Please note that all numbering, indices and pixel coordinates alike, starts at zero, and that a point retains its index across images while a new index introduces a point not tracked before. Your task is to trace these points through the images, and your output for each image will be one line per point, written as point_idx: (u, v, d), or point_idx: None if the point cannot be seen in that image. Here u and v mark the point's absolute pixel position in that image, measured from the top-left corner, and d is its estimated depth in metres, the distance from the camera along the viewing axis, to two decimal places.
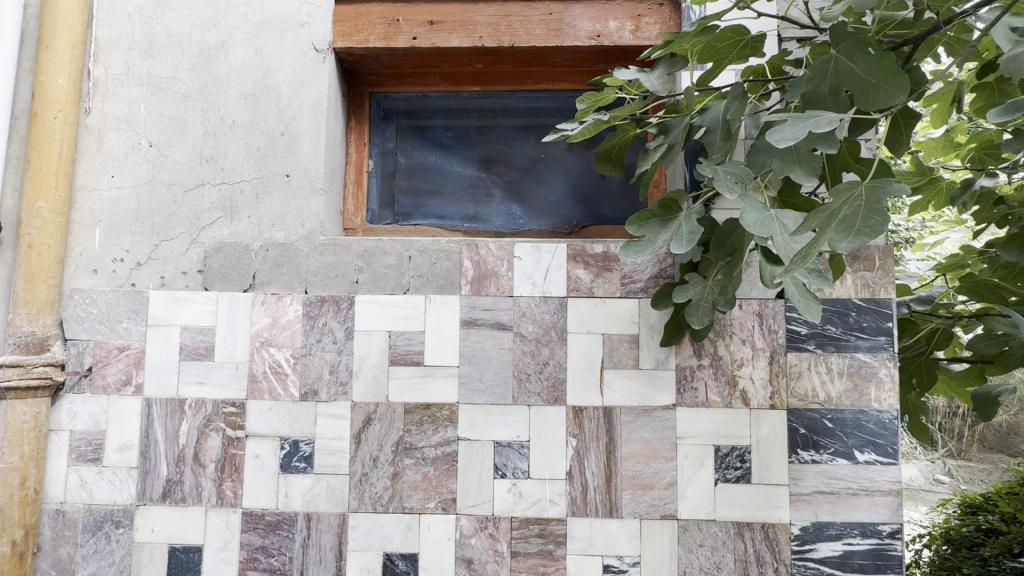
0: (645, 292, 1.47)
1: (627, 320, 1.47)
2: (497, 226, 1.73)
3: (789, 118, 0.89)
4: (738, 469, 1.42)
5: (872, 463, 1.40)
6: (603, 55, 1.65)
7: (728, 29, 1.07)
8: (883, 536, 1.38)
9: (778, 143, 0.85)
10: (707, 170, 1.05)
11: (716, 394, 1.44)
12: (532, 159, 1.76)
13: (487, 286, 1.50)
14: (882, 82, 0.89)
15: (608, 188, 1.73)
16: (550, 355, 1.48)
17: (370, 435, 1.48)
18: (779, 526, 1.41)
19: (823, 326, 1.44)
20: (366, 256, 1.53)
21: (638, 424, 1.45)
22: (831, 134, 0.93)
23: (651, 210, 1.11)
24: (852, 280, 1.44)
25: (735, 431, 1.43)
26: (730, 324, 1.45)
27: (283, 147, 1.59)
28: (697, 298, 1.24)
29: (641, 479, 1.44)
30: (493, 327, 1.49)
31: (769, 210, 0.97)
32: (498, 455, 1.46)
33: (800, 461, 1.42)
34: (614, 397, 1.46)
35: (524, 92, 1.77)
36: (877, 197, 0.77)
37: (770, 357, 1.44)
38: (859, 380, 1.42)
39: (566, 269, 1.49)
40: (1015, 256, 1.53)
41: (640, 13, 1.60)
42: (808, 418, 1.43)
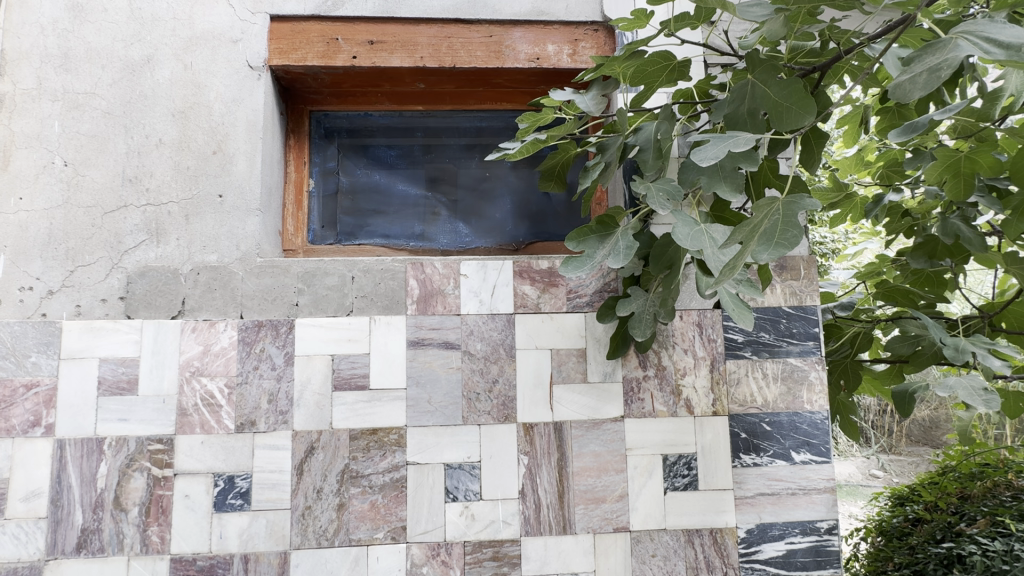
0: (591, 306, 1.50)
1: (574, 334, 1.49)
2: (443, 244, 1.73)
3: (712, 138, 0.93)
4: (685, 477, 1.46)
5: (808, 462, 1.47)
6: (543, 77, 1.70)
7: (656, 54, 1.12)
8: (821, 532, 1.45)
9: (701, 161, 0.89)
10: (640, 187, 1.09)
11: (662, 404, 1.48)
12: (477, 177, 1.77)
13: (433, 304, 1.48)
14: (792, 104, 0.96)
15: (552, 206, 1.76)
16: (499, 373, 1.47)
17: (313, 465, 1.41)
18: (726, 531, 1.45)
19: (757, 334, 1.52)
20: (307, 278, 1.48)
21: (589, 438, 1.46)
22: (752, 152, 0.99)
23: (589, 226, 1.14)
24: (781, 289, 1.52)
25: (681, 439, 1.47)
26: (673, 335, 1.50)
27: (215, 166, 1.52)
28: (640, 310, 1.28)
29: (593, 492, 1.44)
30: (440, 347, 1.47)
31: (699, 224, 1.01)
32: (449, 478, 1.43)
33: (743, 465, 1.47)
34: (564, 411, 1.46)
35: (468, 111, 1.79)
36: (792, 210, 0.82)
37: (710, 365, 1.50)
38: (792, 384, 1.50)
39: (512, 286, 1.49)
40: (922, 263, 1.70)
41: (577, 37, 1.65)
42: (747, 422, 1.49)
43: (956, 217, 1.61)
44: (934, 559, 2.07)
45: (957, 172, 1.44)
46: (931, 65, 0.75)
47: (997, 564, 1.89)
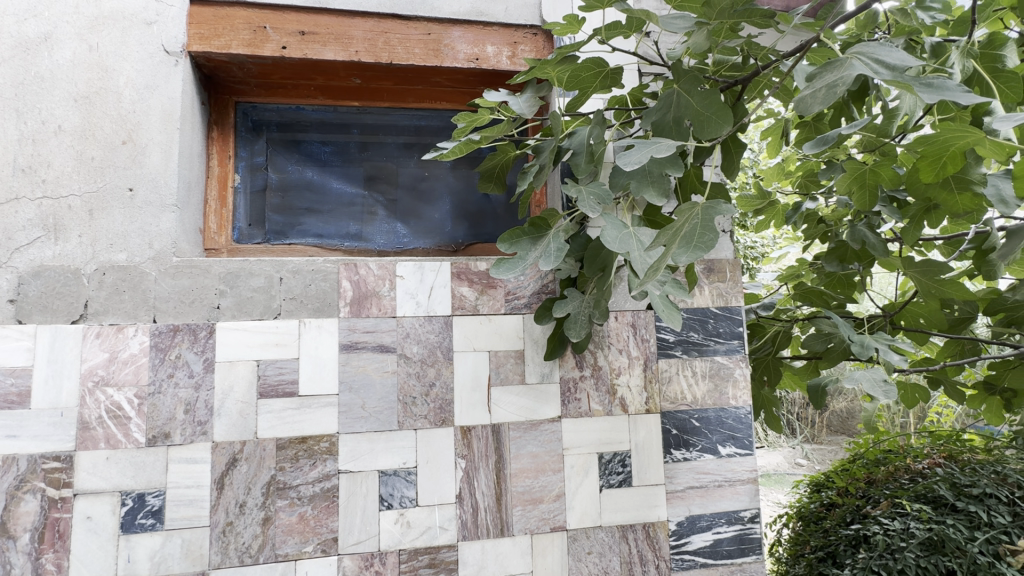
0: (529, 308, 1.51)
1: (512, 335, 1.49)
2: (380, 245, 1.69)
3: (636, 143, 0.95)
4: (620, 474, 1.49)
5: (733, 455, 1.55)
6: (482, 77, 1.69)
7: (588, 60, 1.13)
8: (744, 521, 1.54)
9: (626, 166, 0.90)
10: (572, 189, 1.11)
11: (598, 403, 1.51)
12: (416, 177, 1.74)
13: (367, 307, 1.44)
14: (712, 115, 1.00)
15: (492, 208, 1.76)
16: (436, 376, 1.44)
17: (235, 478, 1.33)
18: (658, 524, 1.49)
19: (687, 334, 1.58)
20: (230, 279, 1.39)
21: (527, 439, 1.46)
22: (677, 158, 1.03)
23: (522, 228, 1.13)
24: (709, 291, 1.60)
25: (616, 437, 1.50)
26: (608, 335, 1.53)
27: (125, 157, 1.40)
28: (575, 312, 1.30)
29: (531, 493, 1.44)
30: (375, 350, 1.43)
31: (628, 227, 1.03)
32: (383, 485, 1.38)
33: (674, 460, 1.53)
34: (501, 413, 1.46)
35: (406, 109, 1.76)
36: (710, 214, 0.83)
37: (643, 364, 1.54)
38: (718, 381, 1.58)
39: (450, 287, 1.47)
40: (834, 266, 1.84)
41: (516, 40, 1.66)
42: (678, 419, 1.55)
43: (863, 224, 1.74)
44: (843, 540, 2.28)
45: (864, 183, 1.57)
46: (829, 82, 0.79)
47: (895, 541, 2.07)
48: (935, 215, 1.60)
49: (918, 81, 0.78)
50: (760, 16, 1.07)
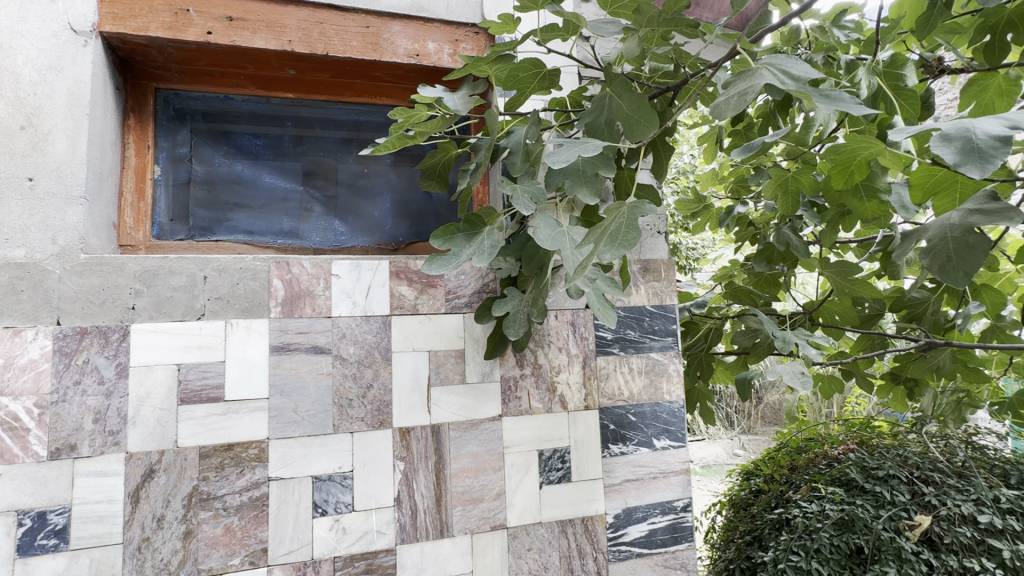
0: (470, 307, 1.51)
1: (452, 335, 1.48)
2: (316, 242, 1.63)
3: (564, 143, 0.97)
4: (559, 470, 1.52)
5: (667, 448, 1.63)
6: (423, 73, 1.67)
7: (525, 60, 1.13)
8: (677, 510, 1.61)
9: (554, 165, 0.91)
10: (507, 187, 1.11)
11: (538, 401, 1.53)
12: (355, 173, 1.69)
13: (300, 306, 1.38)
14: (641, 118, 1.01)
15: (434, 206, 1.75)
16: (373, 377, 1.41)
17: (152, 490, 1.24)
18: (596, 518, 1.53)
19: (624, 331, 1.64)
20: (146, 278, 1.29)
21: (466, 439, 1.45)
22: (609, 159, 1.05)
23: (457, 224, 1.11)
24: (645, 290, 1.66)
25: (556, 434, 1.53)
26: (548, 334, 1.55)
27: (23, 144, 1.27)
28: (515, 310, 1.31)
29: (471, 493, 1.44)
30: (309, 351, 1.37)
31: (562, 226, 1.04)
32: (317, 491, 1.34)
33: (611, 454, 1.58)
34: (441, 413, 1.45)
35: (344, 103, 1.72)
36: (635, 214, 0.85)
37: (583, 361, 1.58)
38: (653, 377, 1.65)
39: (388, 286, 1.44)
40: (762, 266, 1.96)
41: (458, 38, 1.65)
42: (615, 414, 1.60)
43: (788, 227, 1.86)
44: (768, 522, 2.66)
45: (787, 190, 1.68)
46: (740, 90, 0.81)
47: (812, 521, 2.43)
48: (848, 220, 1.72)
49: (818, 91, 0.83)
50: (687, 26, 1.10)
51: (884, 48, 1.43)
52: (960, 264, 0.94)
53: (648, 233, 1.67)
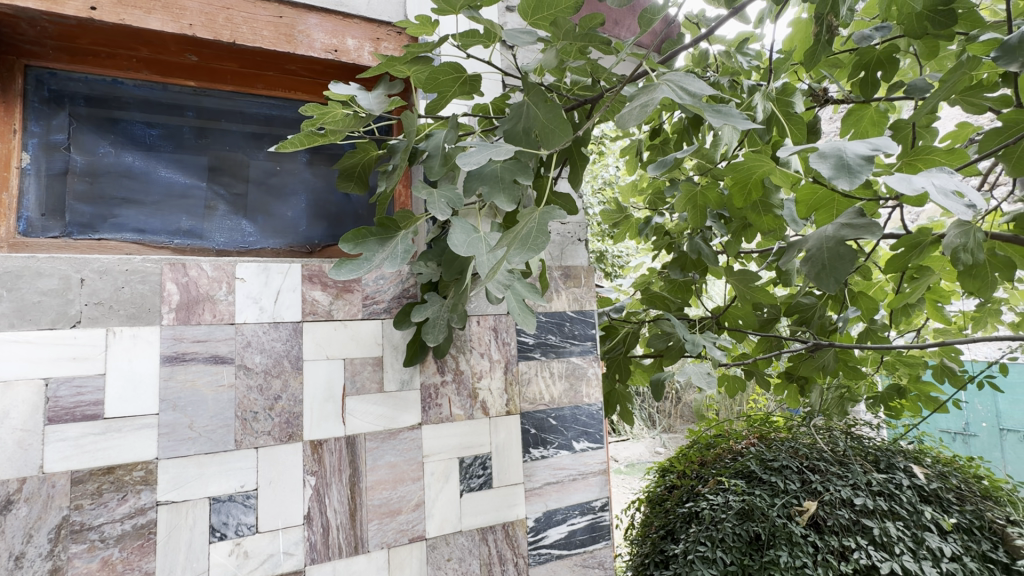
0: (388, 313, 1.46)
1: (370, 341, 1.43)
2: (220, 243, 1.51)
3: (476, 146, 0.97)
4: (480, 477, 1.51)
5: (585, 449, 1.69)
6: (341, 70, 1.61)
7: (445, 64, 1.11)
8: (595, 510, 1.67)
9: (465, 168, 0.91)
10: (422, 191, 1.08)
11: (459, 407, 1.51)
12: (266, 170, 1.60)
13: (198, 312, 1.27)
14: (556, 127, 1.01)
15: (352, 208, 1.69)
16: (282, 388, 1.33)
17: (9, 525, 1.07)
18: (517, 523, 1.54)
19: (545, 336, 1.68)
20: (7, 280, 1.12)
21: (384, 449, 1.41)
22: (527, 167, 1.06)
23: (368, 228, 1.05)
24: (566, 296, 1.71)
25: (477, 440, 1.52)
26: (470, 339, 1.55)
27: None
28: (434, 316, 1.29)
29: (388, 505, 1.39)
30: (208, 361, 1.26)
31: (478, 232, 1.03)
32: (215, 514, 1.23)
33: (532, 458, 1.61)
34: (357, 424, 1.39)
35: (254, 96, 1.61)
36: (545, 221, 0.86)
37: (504, 367, 1.59)
38: (573, 380, 1.70)
39: (300, 291, 1.37)
40: (677, 273, 2.06)
41: (379, 36, 1.61)
42: (536, 418, 1.63)
43: (699, 238, 1.97)
44: (679, 516, 2.93)
45: (696, 204, 1.80)
46: (642, 102, 0.81)
47: (717, 513, 2.74)
48: (749, 232, 1.88)
49: (713, 107, 0.84)
50: (601, 42, 1.14)
51: (777, 76, 1.56)
52: (833, 271, 1.04)
53: (569, 240, 1.74)
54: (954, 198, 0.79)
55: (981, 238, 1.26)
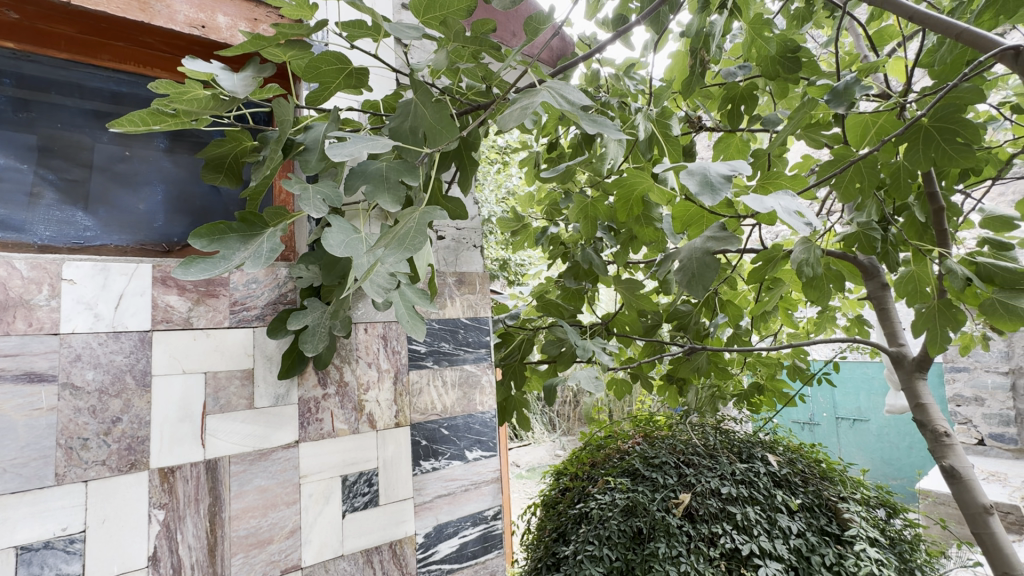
0: (262, 320, 1.33)
1: (238, 353, 1.28)
2: (45, 237, 1.26)
3: (352, 137, 0.93)
4: (365, 495, 1.42)
5: (478, 458, 1.70)
6: (211, 49, 1.45)
7: (326, 53, 1.03)
8: (488, 519, 1.68)
9: (334, 158, 0.87)
10: (296, 186, 0.99)
11: (343, 422, 1.42)
12: (112, 156, 1.37)
13: (7, 321, 1.03)
14: (442, 128, 0.98)
15: (222, 203, 1.52)
16: (122, 409, 1.13)
17: None
18: (405, 540, 1.47)
19: (438, 344, 1.66)
20: None
21: (253, 472, 1.26)
22: (414, 167, 1.01)
23: (229, 223, 0.93)
24: (460, 303, 1.72)
25: (362, 456, 1.43)
26: (357, 349, 1.46)
27: None
28: (315, 324, 1.19)
29: (256, 535, 1.24)
30: (18, 380, 1.03)
31: (359, 232, 0.96)
32: (23, 566, 1.00)
33: (423, 471, 1.56)
34: (220, 446, 1.23)
35: (98, 68, 1.39)
36: (425, 221, 0.83)
37: (394, 377, 1.53)
38: (467, 389, 1.71)
39: (151, 296, 1.18)
40: (571, 282, 2.14)
41: (257, 17, 1.48)
42: (427, 429, 1.59)
43: (591, 249, 2.04)
44: (570, 518, 3.05)
45: (588, 216, 1.87)
46: (523, 105, 0.82)
47: (605, 512, 2.89)
48: (636, 243, 1.99)
49: (589, 116, 0.84)
50: (491, 48, 1.13)
51: (658, 100, 1.68)
52: (700, 279, 1.13)
53: (464, 246, 1.76)
54: (796, 216, 0.90)
55: (819, 255, 1.44)
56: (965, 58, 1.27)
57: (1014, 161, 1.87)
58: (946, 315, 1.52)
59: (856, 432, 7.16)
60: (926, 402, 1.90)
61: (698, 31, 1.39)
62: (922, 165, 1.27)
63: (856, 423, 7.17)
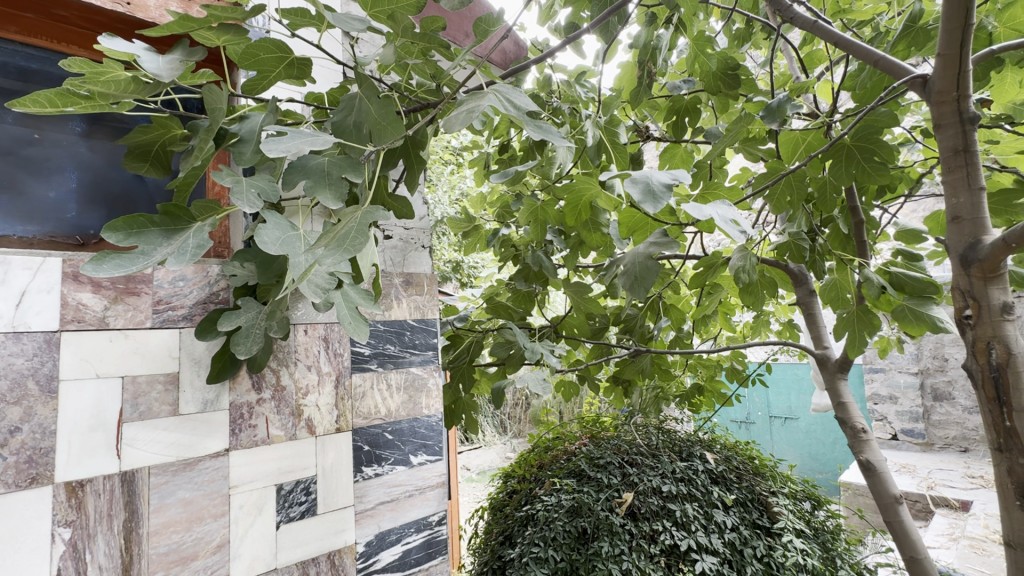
0: (189, 321, 1.24)
1: (162, 355, 1.19)
2: None
3: (289, 130, 0.88)
4: (302, 504, 1.36)
5: (423, 463, 1.67)
6: (137, 28, 1.35)
7: (265, 40, 0.97)
8: (432, 525, 1.65)
9: (269, 153, 0.81)
10: (227, 178, 0.93)
11: (278, 428, 1.35)
12: (18, 137, 1.24)
13: None
14: (387, 125, 0.94)
15: (148, 194, 1.42)
16: (22, 418, 1.02)
17: None
18: (345, 550, 1.42)
19: (383, 346, 1.62)
20: None
21: (176, 483, 1.18)
22: (358, 164, 0.97)
23: (149, 216, 0.86)
24: (407, 304, 1.69)
25: (300, 463, 1.37)
26: (295, 351, 1.40)
27: None
28: (248, 325, 1.13)
29: (178, 552, 1.16)
30: None
31: (296, 229, 0.92)
32: None
33: (365, 478, 1.53)
34: (139, 456, 1.14)
35: (4, 41, 1.26)
36: (366, 222, 0.80)
37: (335, 381, 1.47)
38: (413, 392, 1.68)
39: (60, 293, 1.08)
40: (522, 284, 2.14)
41: None
42: (370, 434, 1.56)
43: (540, 252, 2.05)
44: (516, 521, 3.06)
45: (539, 219, 1.88)
46: (470, 108, 0.80)
47: (551, 513, 2.92)
48: (585, 248, 2.03)
49: (534, 122, 0.84)
50: (442, 45, 1.12)
51: (608, 108, 1.71)
52: (643, 285, 1.16)
53: (412, 247, 1.73)
54: (731, 225, 0.94)
55: (755, 262, 1.51)
56: (883, 83, 1.37)
57: (924, 180, 2.05)
58: (863, 319, 1.63)
59: (787, 430, 7.63)
60: (846, 401, 2.04)
61: (646, 43, 1.43)
62: (845, 180, 1.37)
63: (787, 421, 7.64)
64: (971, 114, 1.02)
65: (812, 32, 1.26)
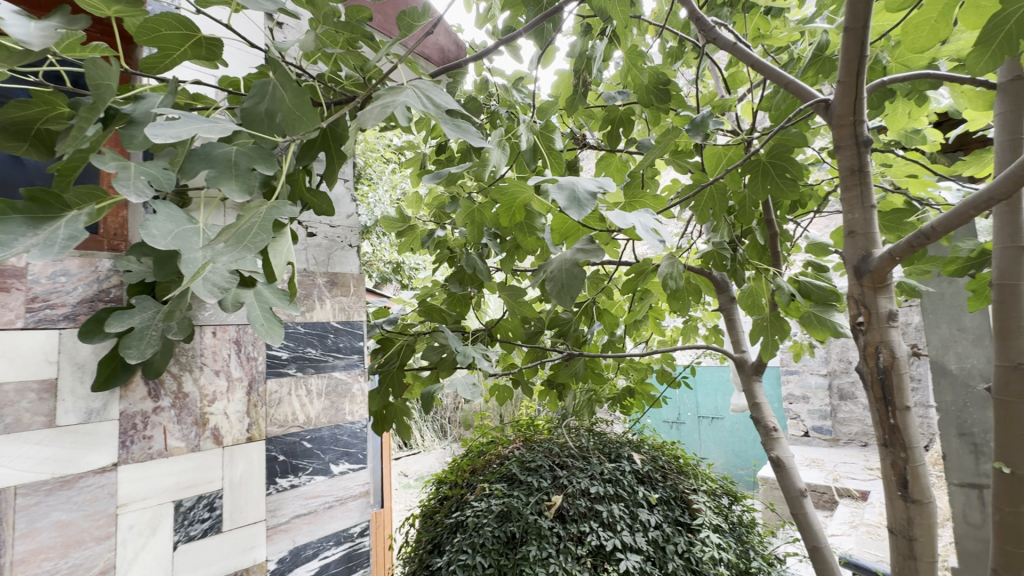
0: (73, 321, 1.11)
1: (37, 360, 1.06)
2: None
3: (183, 113, 0.80)
4: (204, 522, 1.25)
5: (345, 472, 1.60)
6: None
7: (167, 15, 0.89)
8: (353, 537, 1.58)
9: (154, 138, 0.74)
10: (112, 164, 0.83)
11: (178, 439, 1.24)
12: None
13: None
14: (302, 114, 0.89)
15: (26, 175, 1.27)
16: None
17: None
18: (254, 568, 1.32)
19: (303, 350, 1.55)
20: None
21: (51, 504, 1.04)
22: (270, 154, 0.91)
23: (12, 201, 0.75)
24: (331, 305, 1.63)
25: (203, 476, 1.27)
26: (201, 355, 1.30)
27: None
28: (142, 326, 1.02)
29: None
30: None
31: (195, 221, 0.84)
32: None
33: (279, 490, 1.45)
34: (4, 475, 1.00)
35: None
36: (270, 216, 0.75)
37: (247, 387, 1.38)
38: (334, 398, 1.61)
39: None
40: (455, 287, 2.10)
41: None
42: (285, 443, 1.48)
43: (475, 254, 2.02)
44: (445, 529, 3.00)
45: (474, 221, 1.87)
46: (384, 102, 0.77)
47: (480, 519, 2.90)
48: (521, 252, 2.03)
49: (451, 120, 0.82)
50: (367, 37, 1.06)
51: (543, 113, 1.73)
52: (569, 290, 1.17)
53: (338, 246, 1.66)
54: (652, 233, 0.96)
55: (681, 269, 1.58)
56: (795, 105, 1.50)
57: (828, 198, 2.24)
58: (776, 324, 1.73)
59: (713, 428, 8.08)
60: (760, 402, 2.17)
61: (580, 53, 1.46)
62: (761, 194, 1.47)
63: (714, 421, 8.08)
64: (864, 138, 1.11)
65: (732, 53, 1.32)
